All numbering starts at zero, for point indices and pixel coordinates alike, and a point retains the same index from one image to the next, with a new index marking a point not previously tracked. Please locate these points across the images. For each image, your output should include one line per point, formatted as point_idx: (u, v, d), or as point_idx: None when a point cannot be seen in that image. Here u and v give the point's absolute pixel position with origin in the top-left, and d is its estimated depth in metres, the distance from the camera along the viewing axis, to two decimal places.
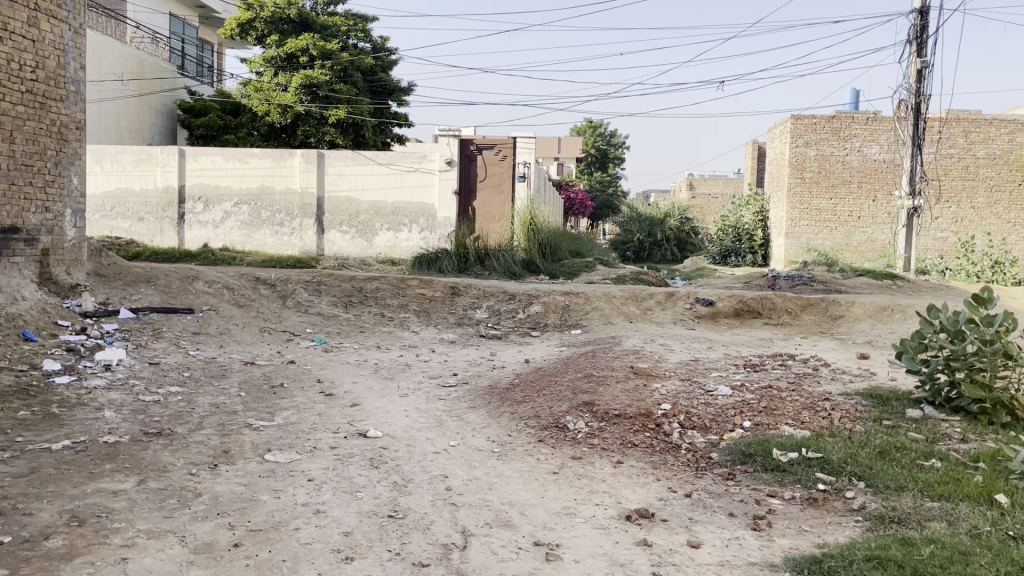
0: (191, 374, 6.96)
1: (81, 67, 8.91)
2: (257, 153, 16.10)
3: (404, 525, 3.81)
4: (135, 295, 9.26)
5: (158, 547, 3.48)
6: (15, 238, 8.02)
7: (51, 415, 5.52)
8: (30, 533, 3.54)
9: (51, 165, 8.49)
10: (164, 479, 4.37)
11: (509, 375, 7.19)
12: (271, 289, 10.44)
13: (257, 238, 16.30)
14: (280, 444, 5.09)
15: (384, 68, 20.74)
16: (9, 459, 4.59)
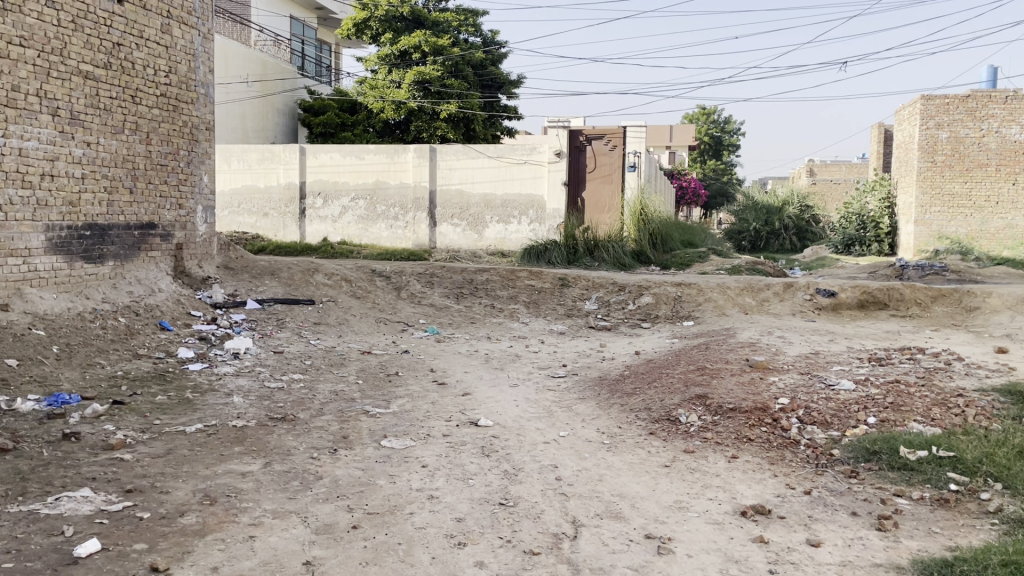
0: (312, 363, 7.26)
1: (210, 71, 9.41)
2: (372, 150, 16.56)
3: (515, 513, 3.86)
4: (260, 287, 9.74)
5: (284, 526, 3.65)
6: (152, 233, 8.59)
7: (186, 400, 5.88)
8: (166, 510, 3.79)
9: (183, 164, 9.01)
10: (289, 462, 4.59)
11: (619, 367, 7.13)
12: (386, 281, 10.75)
13: (373, 232, 16.79)
14: (395, 431, 5.24)
15: (493, 62, 20.97)
16: (149, 440, 4.93)
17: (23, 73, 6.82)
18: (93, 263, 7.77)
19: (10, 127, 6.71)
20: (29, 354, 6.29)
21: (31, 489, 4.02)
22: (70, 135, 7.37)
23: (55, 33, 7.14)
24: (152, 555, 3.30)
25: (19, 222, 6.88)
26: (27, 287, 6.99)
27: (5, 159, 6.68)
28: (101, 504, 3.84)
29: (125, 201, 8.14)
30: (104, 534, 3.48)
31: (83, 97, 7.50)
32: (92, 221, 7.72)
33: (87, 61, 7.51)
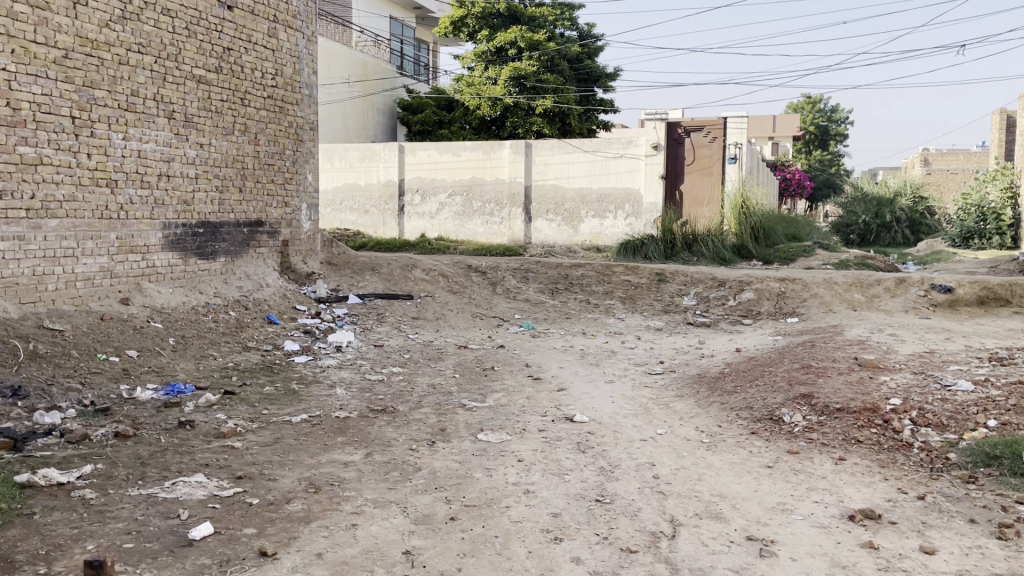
0: (411, 356, 7.41)
1: (314, 73, 9.70)
2: (468, 146, 16.74)
3: (612, 510, 3.83)
4: (361, 283, 10.02)
5: (384, 516, 3.74)
6: (260, 230, 8.95)
7: (292, 391, 6.10)
8: (274, 497, 3.95)
9: (289, 163, 9.33)
10: (389, 453, 4.70)
11: (719, 364, 6.96)
12: (483, 277, 10.85)
13: (469, 228, 17.00)
14: (491, 425, 5.28)
15: (589, 54, 20.65)
16: (257, 429, 5.14)
17: (141, 78, 7.22)
18: (206, 259, 8.16)
19: (130, 130, 7.12)
20: (148, 346, 6.66)
21: (150, 473, 4.25)
22: (185, 137, 7.75)
23: (170, 40, 7.52)
24: (260, 540, 3.44)
25: (139, 220, 7.29)
26: (146, 282, 7.41)
27: (125, 161, 7.10)
28: (213, 489, 4.03)
29: (235, 200, 8.50)
30: (217, 518, 3.65)
31: (196, 100, 7.87)
32: (205, 219, 8.10)
33: (199, 66, 7.87)
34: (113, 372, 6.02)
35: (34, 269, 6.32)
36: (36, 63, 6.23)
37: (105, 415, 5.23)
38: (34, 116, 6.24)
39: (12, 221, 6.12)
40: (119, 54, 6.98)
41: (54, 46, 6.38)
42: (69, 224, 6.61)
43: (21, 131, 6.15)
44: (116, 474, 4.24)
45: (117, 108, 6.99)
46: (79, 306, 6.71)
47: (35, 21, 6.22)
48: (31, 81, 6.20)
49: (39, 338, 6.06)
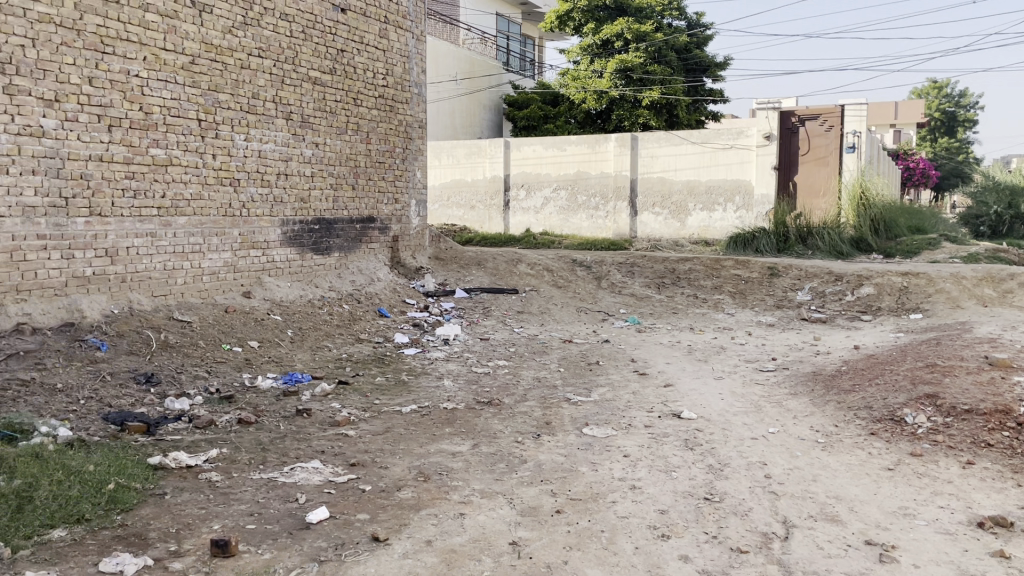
0: (516, 350, 7.48)
1: (423, 71, 9.89)
2: (574, 140, 16.75)
3: (722, 509, 3.76)
4: (468, 277, 10.18)
5: (491, 506, 3.79)
6: (372, 226, 9.22)
7: (402, 382, 6.28)
8: (386, 484, 4.07)
9: (399, 161, 9.55)
10: (495, 444, 4.76)
11: (835, 361, 6.72)
12: (588, 271, 10.83)
13: (574, 222, 16.98)
14: (597, 420, 5.27)
15: (698, 44, 20.35)
16: (369, 418, 5.32)
17: (261, 81, 7.56)
18: (322, 254, 8.48)
19: (251, 131, 7.47)
20: (267, 337, 6.98)
21: (270, 459, 4.46)
22: (301, 137, 8.06)
23: (288, 43, 7.84)
24: (372, 525, 3.56)
25: (259, 217, 7.65)
26: (266, 276, 7.77)
27: (247, 161, 7.46)
28: (329, 475, 4.19)
29: (348, 197, 8.79)
30: (332, 503, 3.81)
31: (312, 101, 8.18)
32: (320, 216, 8.42)
33: (316, 68, 8.18)
34: (236, 362, 6.36)
35: (165, 264, 6.77)
36: (166, 69, 6.63)
37: (229, 402, 5.52)
38: (164, 119, 6.65)
39: (145, 219, 6.56)
40: (241, 58, 7.33)
41: (182, 52, 6.77)
42: (197, 221, 7.02)
43: (153, 134, 6.56)
44: (239, 458, 4.47)
45: (239, 111, 7.35)
46: (205, 299, 7.12)
47: (165, 29, 6.61)
48: (161, 86, 6.61)
49: (170, 328, 6.46)
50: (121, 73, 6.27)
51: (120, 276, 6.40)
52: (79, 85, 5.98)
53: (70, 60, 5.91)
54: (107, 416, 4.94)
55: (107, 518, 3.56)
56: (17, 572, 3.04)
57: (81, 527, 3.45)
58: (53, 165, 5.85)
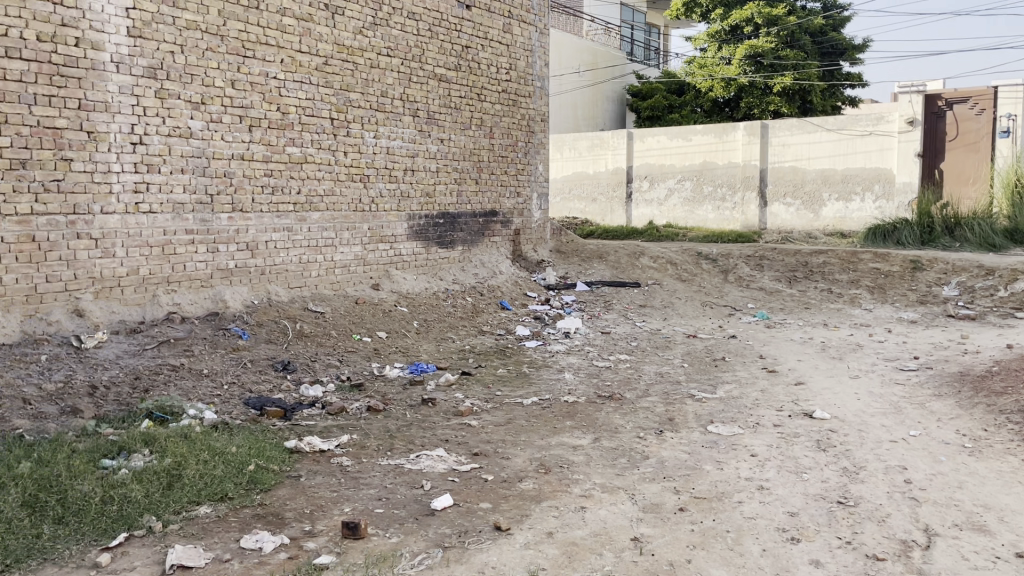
0: (638, 344, 7.39)
1: (547, 65, 9.90)
2: (700, 130, 16.39)
3: (856, 514, 3.58)
4: (590, 270, 10.15)
5: (612, 501, 3.76)
6: (494, 220, 9.33)
7: (523, 374, 6.34)
8: (508, 474, 4.12)
9: (521, 155, 9.61)
10: (617, 439, 4.72)
11: (985, 362, 6.26)
12: (714, 264, 10.55)
13: (699, 214, 16.66)
14: (723, 417, 5.13)
15: (835, 27, 19.45)
16: (492, 409, 5.40)
17: (389, 80, 7.78)
18: (446, 248, 8.67)
19: (380, 129, 7.71)
20: (395, 328, 7.20)
21: (397, 446, 4.60)
22: (427, 133, 8.25)
23: (415, 42, 8.03)
24: (495, 515, 3.61)
25: (387, 212, 7.89)
26: (393, 269, 8.02)
27: (376, 157, 7.70)
28: (452, 464, 4.28)
29: (472, 191, 8.92)
30: (456, 491, 3.88)
31: (438, 98, 8.35)
32: (445, 210, 8.60)
33: (441, 65, 8.35)
34: (365, 351, 6.59)
35: (300, 257, 7.10)
36: (301, 71, 6.94)
37: (359, 390, 5.73)
38: (299, 118, 6.95)
39: (282, 215, 6.90)
40: (371, 57, 7.57)
41: (316, 54, 7.06)
42: (329, 216, 7.32)
43: (289, 133, 6.88)
44: (368, 444, 4.63)
45: (369, 109, 7.59)
46: (337, 291, 7.43)
47: (301, 32, 6.90)
48: (297, 86, 6.91)
49: (304, 318, 6.77)
50: (260, 76, 6.61)
51: (260, 269, 6.77)
52: (222, 88, 6.34)
53: (215, 64, 6.28)
54: (248, 401, 5.24)
55: (247, 497, 3.77)
56: (167, 545, 3.26)
57: (224, 504, 3.68)
58: (200, 164, 6.24)
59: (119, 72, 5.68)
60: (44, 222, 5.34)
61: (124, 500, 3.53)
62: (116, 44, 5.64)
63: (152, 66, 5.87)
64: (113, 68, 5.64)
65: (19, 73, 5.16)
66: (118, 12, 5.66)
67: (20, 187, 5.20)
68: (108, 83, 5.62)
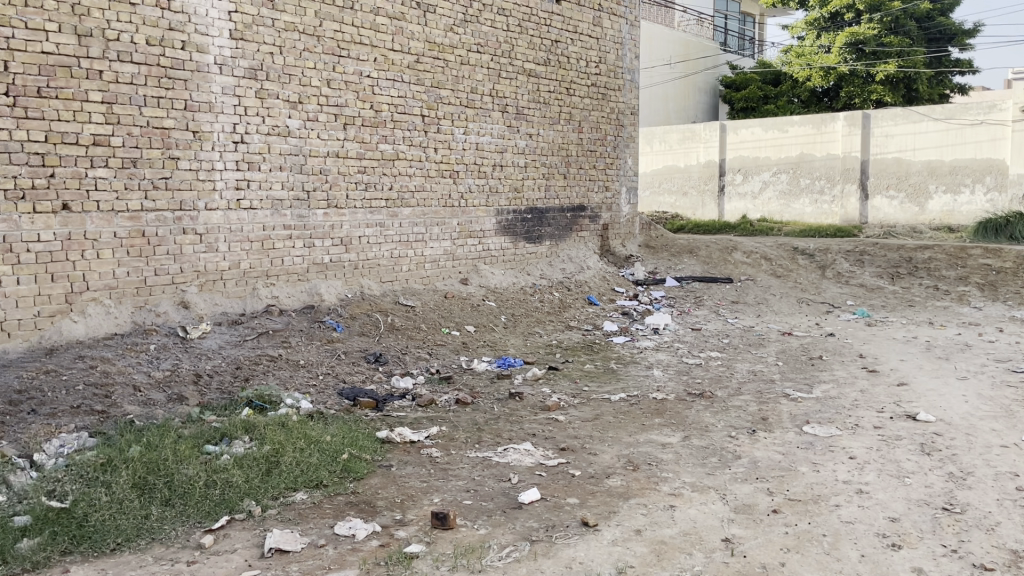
0: (730, 341, 7.23)
1: (637, 57, 9.79)
2: (798, 121, 15.89)
3: (963, 521, 3.41)
4: (680, 266, 10.00)
5: (703, 501, 3.70)
6: (582, 215, 9.30)
7: (611, 369, 6.30)
8: (595, 470, 4.10)
9: (610, 149, 9.54)
10: (708, 438, 4.64)
11: None
12: (810, 260, 10.22)
13: (796, 208, 16.13)
14: (819, 418, 4.98)
15: (944, 11, 18.55)
16: (579, 404, 5.38)
17: (479, 76, 7.84)
18: (533, 243, 8.69)
19: (470, 125, 7.78)
20: (483, 322, 7.26)
21: (485, 438, 4.64)
22: (516, 129, 8.28)
23: (505, 37, 8.07)
24: (582, 510, 3.59)
25: (476, 207, 7.97)
26: (482, 264, 8.09)
27: (466, 153, 7.78)
28: (540, 458, 4.29)
29: (560, 185, 8.90)
30: (543, 485, 3.89)
31: (527, 93, 8.37)
32: (533, 205, 8.61)
33: (530, 60, 8.36)
34: (454, 345, 6.67)
35: (392, 252, 7.25)
36: (394, 69, 7.07)
37: (447, 382, 5.81)
38: (392, 116, 7.09)
39: (375, 210, 7.05)
40: (461, 54, 7.65)
41: (408, 52, 7.17)
42: (420, 212, 7.44)
43: (381, 130, 7.02)
44: (457, 436, 4.69)
45: (459, 105, 7.68)
46: (427, 285, 7.56)
47: (393, 31, 7.03)
48: (390, 84, 7.05)
49: (395, 311, 6.91)
50: (354, 74, 6.77)
51: (353, 263, 6.95)
52: (318, 87, 6.52)
53: (312, 64, 6.46)
54: (341, 391, 5.38)
55: (341, 485, 3.87)
56: (266, 529, 3.39)
57: (319, 491, 3.79)
58: (297, 162, 6.44)
59: (222, 73, 5.91)
60: (153, 218, 5.61)
61: (226, 484, 3.68)
62: (219, 47, 5.88)
63: (253, 67, 6.09)
64: (216, 70, 5.87)
65: (131, 76, 5.43)
66: (221, 16, 5.89)
67: (131, 184, 5.48)
68: (211, 84, 5.86)
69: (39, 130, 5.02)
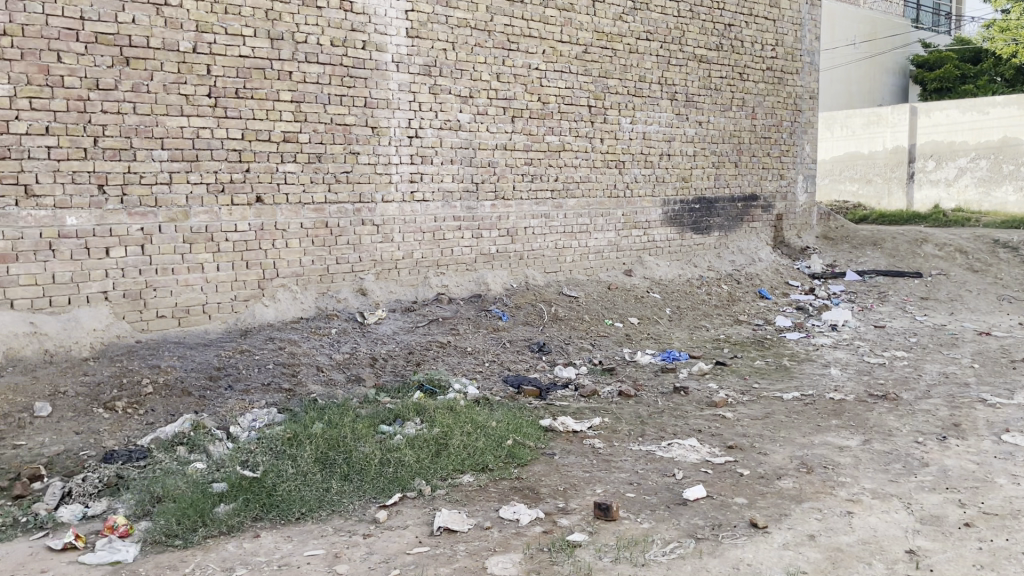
0: (918, 341, 6.73)
1: (817, 38, 9.29)
2: (1000, 101, 14.48)
3: None
4: (861, 259, 9.42)
5: (884, 509, 3.47)
6: (754, 205, 8.95)
7: (784, 367, 6.04)
8: (765, 470, 3.95)
9: (786, 135, 9.12)
10: (891, 442, 4.34)
11: None
12: (1014, 253, 9.31)
13: (998, 196, 14.73)
14: (1021, 426, 4.53)
15: None
16: (749, 402, 5.19)
17: (648, 64, 7.73)
18: (701, 234, 8.47)
19: (637, 114, 7.69)
20: (647, 314, 7.17)
21: (649, 432, 4.59)
22: (686, 116, 8.10)
23: (675, 24, 7.90)
24: (750, 511, 3.47)
25: (642, 197, 7.87)
26: (647, 255, 8.00)
27: (632, 143, 7.70)
28: (706, 455, 4.18)
29: (731, 174, 8.61)
30: (709, 483, 3.79)
31: (697, 79, 8.15)
32: (701, 195, 8.39)
33: (702, 46, 8.14)
34: (618, 337, 6.63)
35: (556, 243, 7.30)
36: (562, 60, 7.10)
37: (611, 374, 5.79)
38: (559, 107, 7.13)
39: (541, 201, 7.14)
40: (630, 43, 7.56)
41: (576, 43, 7.18)
42: (585, 203, 7.45)
43: (549, 122, 7.08)
44: (620, 429, 4.66)
45: (627, 94, 7.60)
46: (591, 276, 7.57)
47: (562, 22, 7.06)
48: (558, 76, 7.09)
49: (559, 301, 6.95)
50: (523, 68, 6.86)
51: (518, 254, 7.07)
52: (488, 81, 6.67)
53: (482, 59, 6.61)
54: (506, 379, 5.49)
55: (506, 471, 3.95)
56: (434, 508, 3.51)
57: (485, 475, 3.89)
58: (467, 155, 6.62)
59: (399, 71, 6.17)
60: (335, 210, 5.96)
61: (399, 463, 3.85)
62: (396, 45, 6.14)
63: (427, 63, 6.31)
64: (393, 67, 6.14)
65: (317, 76, 5.78)
66: (399, 15, 6.13)
67: (316, 178, 5.84)
68: (389, 81, 6.13)
69: (237, 128, 5.45)
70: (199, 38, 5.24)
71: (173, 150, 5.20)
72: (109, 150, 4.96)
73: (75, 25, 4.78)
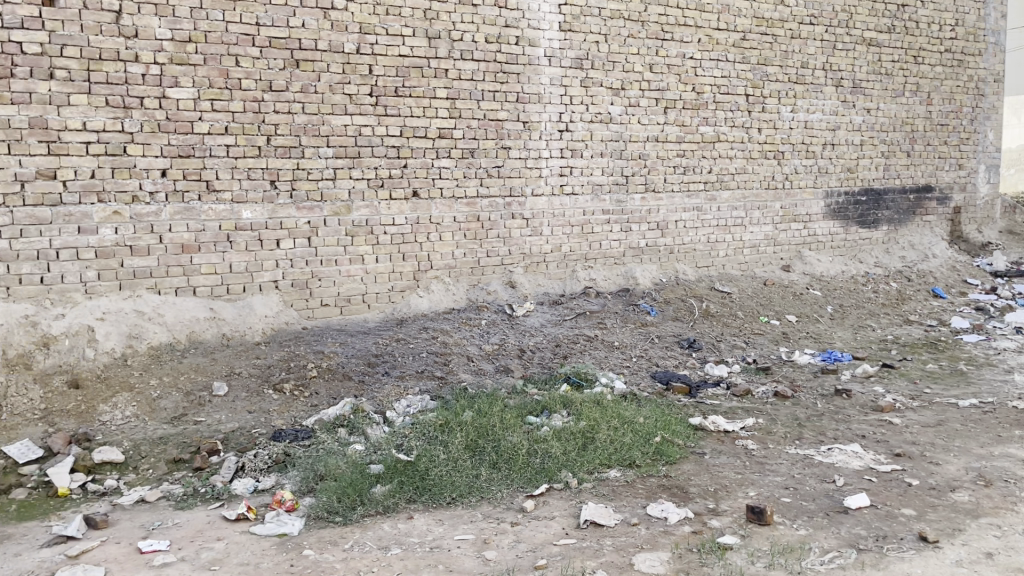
0: None
1: (1004, 15, 8.52)
2: None
3: None
4: None
5: None
6: (928, 197, 8.35)
7: (959, 371, 5.60)
8: (937, 482, 3.68)
9: (966, 121, 8.45)
10: None
11: None
12: None
13: None
14: None
15: None
16: (919, 408, 4.86)
17: (812, 49, 7.37)
18: (868, 228, 8.01)
19: (799, 102, 7.36)
20: (806, 312, 6.86)
21: (806, 435, 4.39)
22: (853, 104, 7.67)
23: (843, 6, 7.49)
24: (919, 523, 3.25)
25: (803, 189, 7.54)
26: (807, 250, 7.65)
27: (793, 133, 7.38)
28: (870, 462, 3.95)
29: (902, 164, 8.08)
30: (873, 491, 3.58)
31: (866, 64, 7.70)
32: (868, 186, 7.93)
33: (872, 28, 7.67)
34: (774, 335, 6.38)
35: (709, 237, 7.13)
36: (719, 48, 6.90)
37: (765, 373, 5.58)
38: (714, 97, 6.94)
39: (693, 194, 6.97)
40: (792, 28, 7.24)
41: (734, 30, 6.95)
42: (740, 195, 7.21)
43: (703, 113, 6.90)
44: (776, 430, 4.48)
45: (787, 82, 7.29)
46: (746, 271, 7.33)
47: (720, 9, 6.86)
48: (714, 65, 6.90)
49: (711, 297, 6.78)
50: (677, 57, 6.72)
51: (669, 248, 6.95)
52: (641, 72, 6.58)
53: (635, 50, 6.53)
54: (655, 374, 5.41)
55: (654, 467, 3.90)
56: (581, 501, 3.52)
57: (632, 471, 3.86)
58: (618, 148, 6.57)
59: (551, 65, 6.20)
60: (487, 204, 6.08)
61: (546, 454, 3.88)
62: (549, 39, 6.17)
63: (579, 56, 6.31)
64: (546, 62, 6.18)
65: (471, 72, 5.90)
66: (552, 10, 6.16)
67: (469, 173, 5.97)
68: (541, 76, 6.17)
69: (396, 125, 5.66)
70: (362, 39, 5.48)
71: (338, 147, 5.48)
72: (281, 148, 5.29)
73: (251, 30, 5.12)
